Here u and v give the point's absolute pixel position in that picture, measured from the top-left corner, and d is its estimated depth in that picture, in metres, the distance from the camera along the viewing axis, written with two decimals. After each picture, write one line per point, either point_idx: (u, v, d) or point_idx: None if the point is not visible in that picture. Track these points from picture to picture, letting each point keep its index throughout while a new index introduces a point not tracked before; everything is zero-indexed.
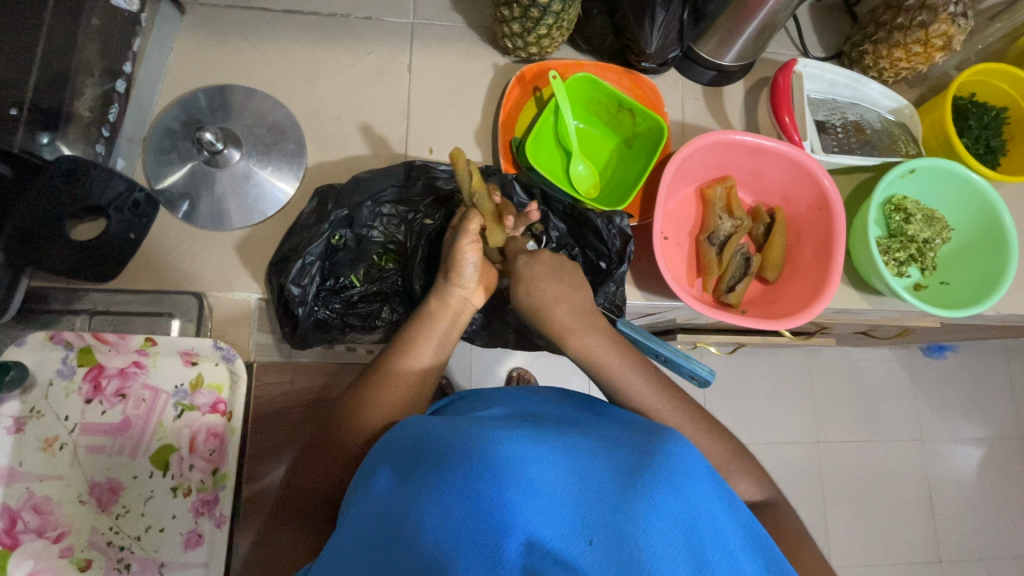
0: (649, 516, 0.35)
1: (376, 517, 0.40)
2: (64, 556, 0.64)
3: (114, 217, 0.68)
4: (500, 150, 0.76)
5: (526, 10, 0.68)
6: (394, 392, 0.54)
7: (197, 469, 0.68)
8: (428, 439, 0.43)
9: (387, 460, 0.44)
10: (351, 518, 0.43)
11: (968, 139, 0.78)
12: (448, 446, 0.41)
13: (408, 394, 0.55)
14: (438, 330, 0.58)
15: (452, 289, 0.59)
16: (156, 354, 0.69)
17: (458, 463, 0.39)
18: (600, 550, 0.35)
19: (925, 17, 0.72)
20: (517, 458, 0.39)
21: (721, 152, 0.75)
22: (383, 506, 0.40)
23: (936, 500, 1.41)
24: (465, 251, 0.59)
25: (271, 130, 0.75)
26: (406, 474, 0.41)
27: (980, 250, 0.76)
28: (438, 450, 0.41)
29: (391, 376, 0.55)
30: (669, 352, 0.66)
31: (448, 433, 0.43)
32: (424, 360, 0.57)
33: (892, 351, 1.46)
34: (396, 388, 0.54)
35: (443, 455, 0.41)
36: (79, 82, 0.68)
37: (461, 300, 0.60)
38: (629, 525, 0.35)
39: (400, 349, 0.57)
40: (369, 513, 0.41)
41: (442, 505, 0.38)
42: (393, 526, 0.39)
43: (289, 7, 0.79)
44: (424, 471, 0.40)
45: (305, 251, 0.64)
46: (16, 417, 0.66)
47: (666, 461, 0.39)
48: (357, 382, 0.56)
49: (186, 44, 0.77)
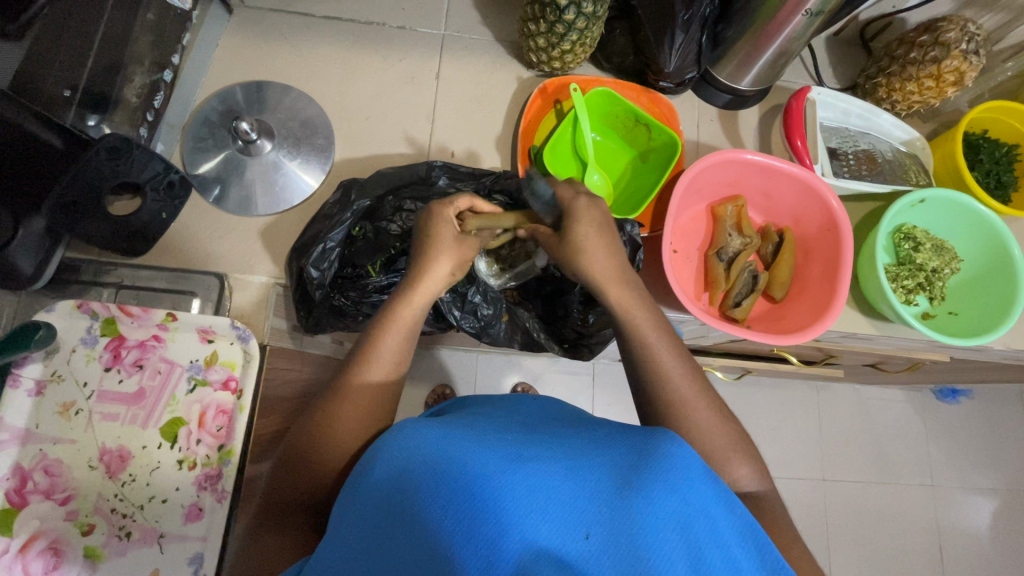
0: (646, 515, 0.37)
1: (375, 510, 0.41)
2: (69, 519, 0.66)
3: (150, 195, 0.71)
4: (519, 156, 0.79)
5: (552, 26, 0.72)
6: (372, 392, 0.55)
7: (204, 444, 0.70)
8: (426, 438, 0.44)
9: (382, 451, 0.44)
10: (349, 511, 0.43)
11: (979, 173, 0.80)
12: (447, 448, 0.42)
13: (372, 403, 0.54)
14: (401, 328, 0.57)
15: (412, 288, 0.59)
16: (175, 330, 0.71)
17: (457, 464, 0.40)
18: (597, 543, 0.36)
19: (937, 52, 0.74)
20: (514, 461, 0.40)
21: (733, 171, 0.77)
22: (382, 505, 0.41)
23: (947, 550, 1.37)
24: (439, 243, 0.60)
25: (303, 125, 0.80)
26: (403, 470, 0.42)
27: (989, 282, 0.77)
28: (436, 454, 0.42)
29: (353, 387, 0.54)
30: None
31: (445, 437, 0.44)
32: (381, 366, 0.56)
33: (903, 393, 1.44)
34: (371, 388, 0.55)
35: (442, 455, 0.42)
36: (130, 70, 0.74)
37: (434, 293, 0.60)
38: (627, 520, 0.37)
39: (363, 348, 0.56)
40: (367, 507, 0.42)
41: (440, 501, 0.39)
42: (394, 521, 0.40)
43: (329, 14, 0.84)
44: (424, 473, 0.41)
45: (326, 236, 0.68)
46: (38, 380, 0.68)
47: (660, 461, 0.40)
48: (329, 389, 0.55)
49: (230, 42, 0.82)
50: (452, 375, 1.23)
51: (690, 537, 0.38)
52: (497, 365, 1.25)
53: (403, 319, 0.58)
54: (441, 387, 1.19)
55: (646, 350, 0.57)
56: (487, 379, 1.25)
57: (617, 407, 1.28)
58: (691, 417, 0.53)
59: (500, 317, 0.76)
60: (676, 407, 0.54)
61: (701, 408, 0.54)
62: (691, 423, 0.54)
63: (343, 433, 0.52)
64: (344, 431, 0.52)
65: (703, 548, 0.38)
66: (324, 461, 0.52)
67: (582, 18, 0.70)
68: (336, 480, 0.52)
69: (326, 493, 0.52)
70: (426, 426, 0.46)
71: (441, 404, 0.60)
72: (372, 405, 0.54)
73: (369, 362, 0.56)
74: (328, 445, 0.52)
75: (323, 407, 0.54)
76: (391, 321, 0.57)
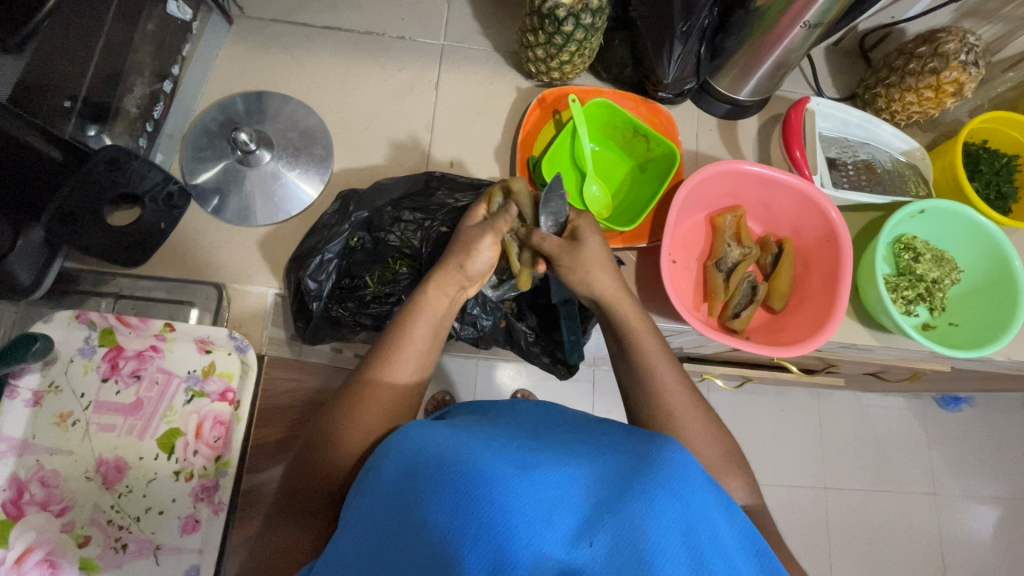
0: (649, 519, 0.37)
1: (380, 511, 0.42)
2: (65, 531, 0.65)
3: (149, 206, 0.72)
4: (517, 166, 0.79)
5: (551, 37, 0.72)
6: (396, 398, 0.55)
7: (200, 454, 0.70)
8: (430, 441, 0.45)
9: (391, 453, 0.45)
10: (354, 512, 0.43)
11: (978, 183, 0.79)
12: (449, 454, 0.42)
13: (387, 409, 0.54)
14: (416, 336, 0.57)
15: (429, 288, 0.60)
16: (173, 340, 0.72)
17: (460, 467, 0.40)
18: (599, 550, 0.36)
19: (937, 63, 0.74)
20: (516, 465, 0.40)
21: (732, 181, 0.77)
22: (385, 509, 0.41)
23: (949, 559, 1.36)
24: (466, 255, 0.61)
25: (302, 135, 0.80)
26: (408, 472, 0.42)
27: (990, 294, 0.76)
28: (438, 459, 0.42)
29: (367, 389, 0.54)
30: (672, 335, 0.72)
31: (447, 444, 0.44)
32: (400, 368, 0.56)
33: (905, 400, 1.43)
34: (390, 389, 0.55)
35: (444, 460, 0.42)
36: (130, 81, 0.75)
37: (458, 289, 0.61)
38: (630, 524, 0.36)
39: (391, 344, 0.57)
40: (370, 511, 0.42)
41: (442, 504, 0.39)
42: (396, 522, 0.40)
43: (328, 24, 0.84)
44: (426, 478, 0.41)
45: (324, 248, 0.69)
46: (35, 391, 0.68)
47: (663, 467, 0.40)
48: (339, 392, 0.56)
49: (230, 52, 0.83)
50: (452, 382, 1.23)
51: (693, 543, 0.37)
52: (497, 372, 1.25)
53: (430, 312, 0.59)
54: (441, 394, 1.19)
55: (644, 364, 0.57)
56: (486, 387, 1.24)
57: (617, 415, 1.28)
58: (687, 431, 0.53)
59: (498, 324, 0.77)
60: (675, 422, 0.54)
61: (700, 423, 0.54)
62: (688, 437, 0.53)
63: (343, 451, 0.52)
64: (351, 444, 0.52)
65: (707, 554, 0.37)
66: (328, 476, 0.51)
67: (581, 30, 0.70)
68: (332, 496, 0.51)
69: (328, 506, 0.51)
70: (429, 432, 0.46)
71: (443, 410, 0.59)
72: (392, 410, 0.54)
73: (393, 363, 0.56)
74: (331, 456, 0.52)
75: (339, 413, 0.54)
76: (419, 309, 0.59)
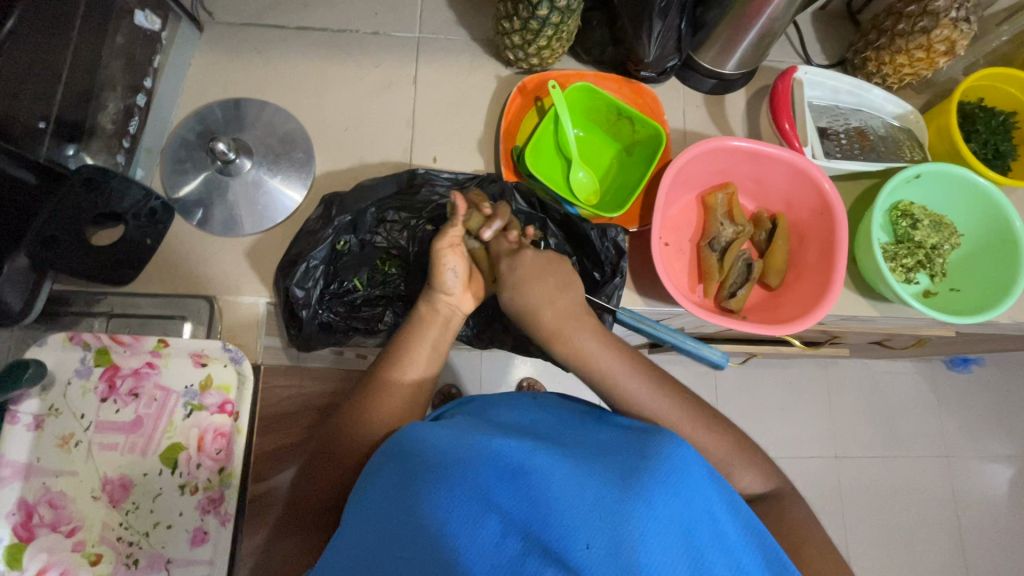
0: (646, 519, 0.35)
1: (378, 514, 0.41)
2: (76, 551, 0.67)
3: (131, 223, 0.71)
4: (501, 158, 0.77)
5: (526, 23, 0.70)
6: (399, 390, 0.55)
7: (204, 468, 0.70)
8: (428, 443, 0.44)
9: (389, 456, 0.44)
10: (354, 518, 0.43)
11: (975, 143, 0.78)
12: (446, 455, 0.41)
13: (402, 409, 0.54)
14: (428, 337, 0.58)
15: (438, 295, 0.59)
16: (168, 356, 0.71)
17: (456, 469, 0.40)
18: (598, 552, 0.34)
19: (927, 22, 0.71)
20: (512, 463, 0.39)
21: (722, 159, 0.75)
22: (382, 515, 0.41)
23: (964, 519, 1.36)
24: (444, 257, 0.58)
25: (282, 140, 0.79)
26: (406, 474, 0.42)
27: (992, 256, 0.74)
28: (435, 463, 0.41)
29: (382, 394, 0.54)
30: (676, 338, 0.63)
31: (444, 445, 0.43)
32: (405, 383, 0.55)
33: (913, 364, 1.42)
34: (395, 398, 0.54)
35: (441, 460, 0.41)
36: (103, 97, 0.73)
37: (449, 309, 0.59)
38: (625, 526, 0.35)
39: (392, 356, 0.57)
40: (369, 514, 0.42)
41: (441, 503, 0.38)
42: (395, 523, 0.39)
43: (302, 25, 0.83)
44: (422, 480, 0.40)
45: (309, 255, 0.67)
46: (36, 415, 0.68)
47: (662, 464, 0.39)
48: (353, 394, 0.56)
49: (203, 61, 0.81)
50: (456, 376, 1.22)
51: (693, 543, 0.35)
52: (501, 363, 1.25)
53: (430, 334, 0.58)
54: (446, 387, 1.19)
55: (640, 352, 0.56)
56: (490, 378, 1.24)
57: None
58: (687, 418, 0.53)
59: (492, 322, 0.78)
60: (676, 410, 0.53)
61: (698, 408, 0.53)
62: (689, 425, 0.52)
63: (341, 460, 0.52)
64: (348, 453, 0.52)
65: (707, 552, 0.36)
66: (328, 483, 0.52)
67: (555, 13, 0.68)
68: (330, 502, 0.52)
69: (330, 506, 0.53)
70: (428, 434, 0.45)
71: (447, 408, 0.57)
72: (400, 404, 0.54)
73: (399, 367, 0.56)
74: (328, 465, 0.52)
75: (346, 417, 0.53)
76: (421, 335, 0.58)
